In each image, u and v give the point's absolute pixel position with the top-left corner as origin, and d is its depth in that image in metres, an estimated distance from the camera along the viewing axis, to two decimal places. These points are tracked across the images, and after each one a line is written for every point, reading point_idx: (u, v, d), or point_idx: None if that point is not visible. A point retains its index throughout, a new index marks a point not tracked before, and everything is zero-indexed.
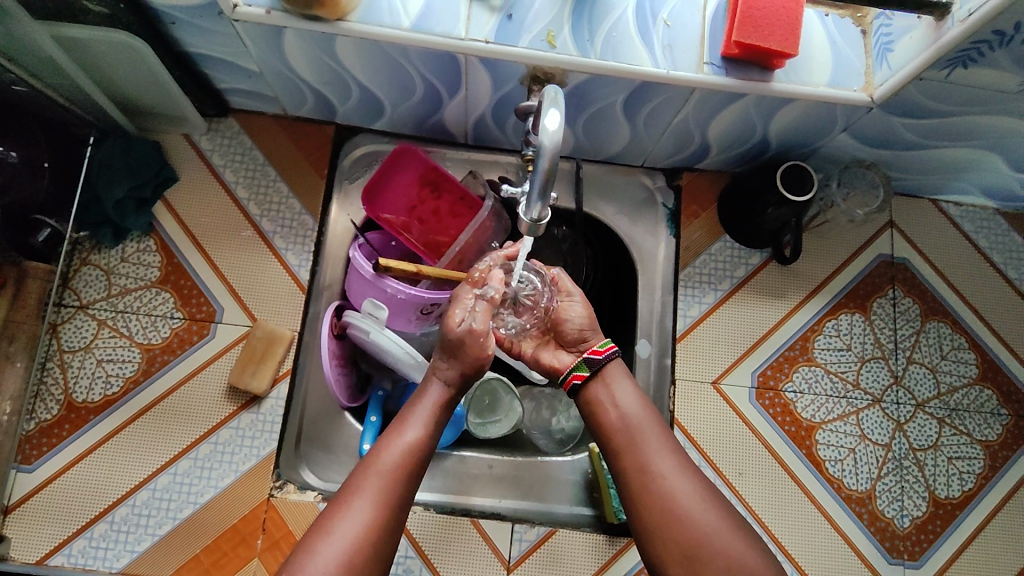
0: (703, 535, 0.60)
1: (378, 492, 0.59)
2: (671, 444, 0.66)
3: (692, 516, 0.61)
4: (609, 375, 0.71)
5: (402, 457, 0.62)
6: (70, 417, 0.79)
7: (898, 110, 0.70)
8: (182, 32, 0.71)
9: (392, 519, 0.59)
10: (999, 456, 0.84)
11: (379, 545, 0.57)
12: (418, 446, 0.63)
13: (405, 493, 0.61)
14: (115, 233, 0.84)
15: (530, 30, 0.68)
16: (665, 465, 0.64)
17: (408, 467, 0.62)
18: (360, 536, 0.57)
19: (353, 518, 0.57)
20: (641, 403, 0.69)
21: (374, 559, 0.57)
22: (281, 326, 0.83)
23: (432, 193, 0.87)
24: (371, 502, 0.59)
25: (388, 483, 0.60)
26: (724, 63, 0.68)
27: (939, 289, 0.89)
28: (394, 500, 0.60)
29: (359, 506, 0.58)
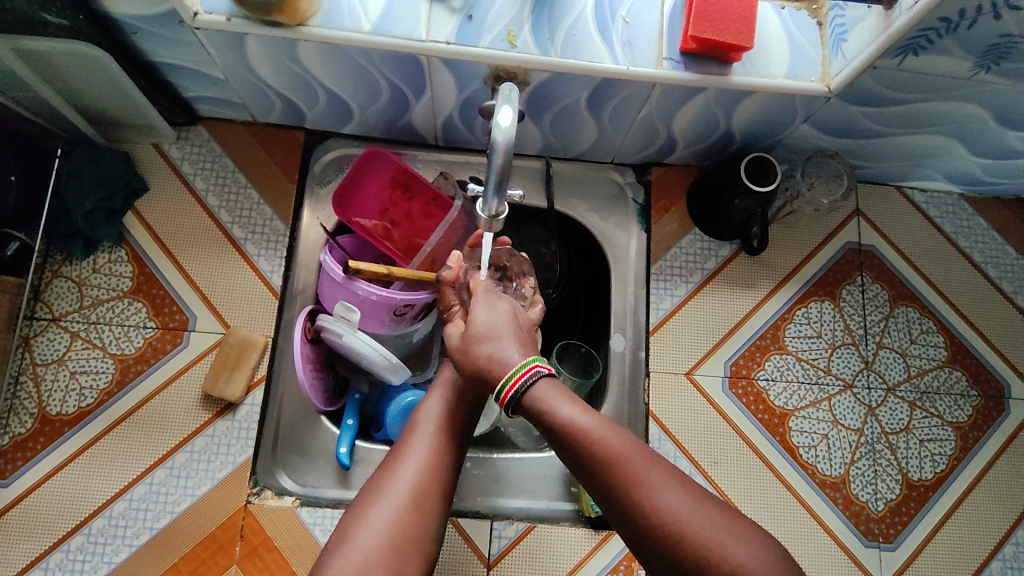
0: (699, 541, 0.52)
1: (427, 447, 0.65)
2: (639, 447, 0.57)
3: (679, 522, 0.53)
4: (539, 400, 0.61)
5: (442, 420, 0.68)
6: (44, 430, 0.79)
7: (856, 98, 0.71)
8: (144, 41, 0.71)
9: (444, 473, 0.64)
10: (970, 437, 0.86)
11: (436, 495, 0.61)
12: (455, 409, 0.69)
13: (451, 452, 0.66)
14: (86, 245, 0.83)
15: (490, 31, 0.69)
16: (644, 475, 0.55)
17: (448, 425, 0.67)
18: (416, 485, 0.61)
19: (407, 470, 0.62)
20: (592, 417, 0.59)
21: (431, 511, 0.60)
22: (255, 332, 0.83)
23: (404, 194, 0.88)
24: (424, 456, 0.64)
25: (434, 440, 0.66)
26: (683, 58, 0.69)
27: (906, 275, 0.90)
28: (443, 456, 0.65)
29: (411, 460, 0.63)
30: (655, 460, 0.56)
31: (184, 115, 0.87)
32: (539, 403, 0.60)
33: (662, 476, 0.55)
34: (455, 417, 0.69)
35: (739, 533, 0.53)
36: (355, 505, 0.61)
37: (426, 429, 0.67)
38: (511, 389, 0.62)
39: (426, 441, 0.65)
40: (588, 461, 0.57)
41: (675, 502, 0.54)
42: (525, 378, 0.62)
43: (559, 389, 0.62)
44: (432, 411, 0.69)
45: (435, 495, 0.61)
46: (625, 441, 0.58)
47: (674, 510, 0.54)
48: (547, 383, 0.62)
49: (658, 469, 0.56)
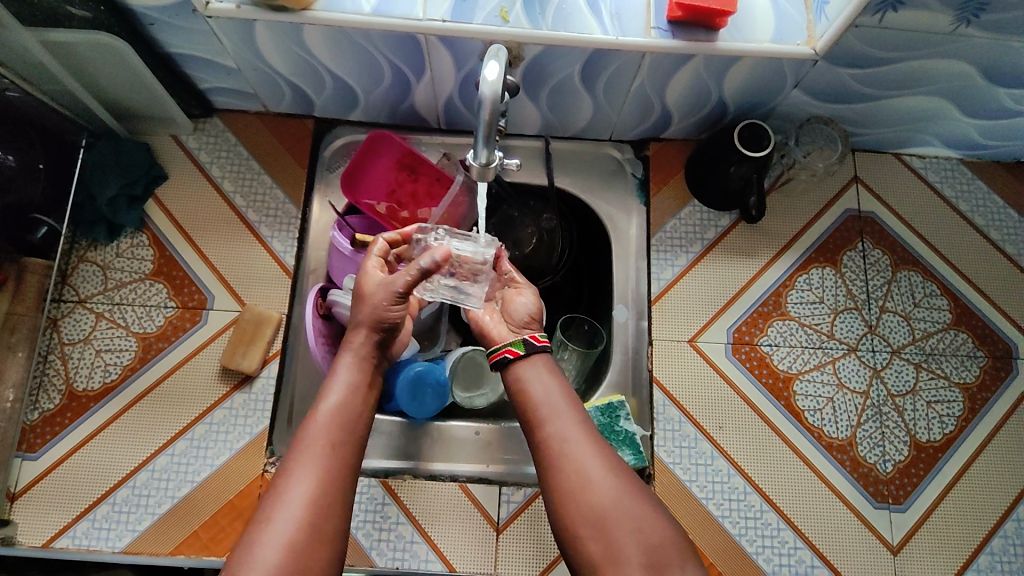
0: (602, 505, 0.59)
1: (317, 462, 0.60)
2: (574, 415, 0.66)
3: (594, 482, 0.61)
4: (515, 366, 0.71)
5: (328, 432, 0.62)
6: (71, 405, 0.83)
7: (842, 59, 0.73)
8: (161, 32, 0.76)
9: (336, 491, 0.59)
10: (979, 398, 0.85)
11: (331, 514, 0.58)
12: (346, 412, 0.65)
13: (342, 460, 0.61)
14: (110, 230, 0.88)
15: (484, 9, 0.72)
16: (574, 444, 0.63)
17: (337, 434, 0.63)
18: (307, 512, 0.57)
19: (294, 498, 0.57)
20: (557, 391, 0.68)
21: (327, 536, 0.57)
22: (270, 309, 0.87)
23: (410, 176, 0.91)
24: (309, 473, 0.59)
25: (324, 453, 0.61)
26: (670, 27, 0.72)
27: (909, 241, 0.90)
28: (334, 469, 0.60)
29: (297, 479, 0.59)
30: (583, 431, 0.65)
31: (201, 106, 0.91)
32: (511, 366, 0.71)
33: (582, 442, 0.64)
34: (347, 422, 0.64)
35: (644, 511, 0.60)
36: (244, 536, 0.56)
37: (310, 442, 0.61)
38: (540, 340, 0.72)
39: (316, 455, 0.60)
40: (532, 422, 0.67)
41: (594, 469, 0.61)
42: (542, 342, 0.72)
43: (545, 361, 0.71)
44: (316, 431, 0.62)
45: (329, 518, 0.58)
46: (568, 408, 0.67)
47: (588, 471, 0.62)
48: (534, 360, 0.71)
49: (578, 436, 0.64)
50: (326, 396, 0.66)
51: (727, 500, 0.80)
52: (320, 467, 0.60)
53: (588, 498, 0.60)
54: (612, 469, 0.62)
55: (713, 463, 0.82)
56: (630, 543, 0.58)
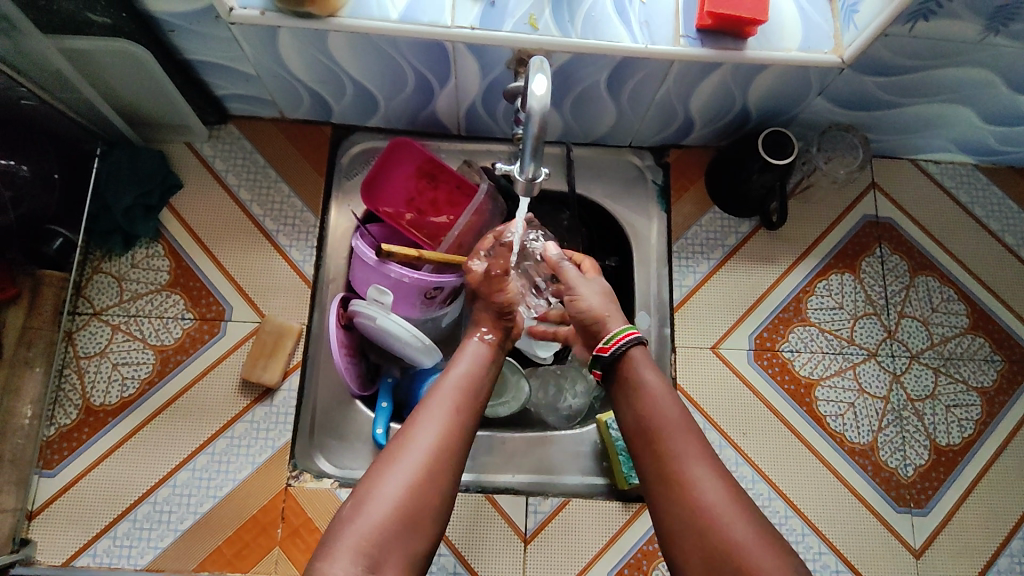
0: (728, 541, 0.57)
1: (445, 415, 0.65)
2: (696, 437, 0.65)
3: (711, 505, 0.60)
4: (633, 363, 0.71)
5: (459, 391, 0.68)
6: (89, 420, 0.81)
7: (868, 68, 0.73)
8: (180, 39, 0.74)
9: (461, 443, 0.64)
10: (996, 401, 0.86)
11: (454, 457, 0.62)
12: (472, 380, 0.70)
13: (469, 419, 0.66)
14: (125, 241, 0.86)
15: (512, 16, 0.71)
16: (694, 465, 0.63)
17: (469, 395, 0.68)
18: (435, 451, 0.61)
19: (429, 431, 0.63)
20: (674, 407, 0.67)
21: (448, 477, 0.61)
22: (290, 320, 0.85)
23: (430, 183, 0.90)
24: (441, 423, 0.64)
25: (452, 410, 0.66)
26: (699, 35, 0.72)
27: (926, 246, 0.91)
28: (462, 421, 0.65)
29: (431, 424, 0.63)
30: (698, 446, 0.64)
31: (216, 113, 0.90)
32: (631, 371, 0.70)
33: (709, 471, 0.62)
34: (474, 389, 0.69)
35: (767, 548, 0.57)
36: (376, 463, 0.61)
37: (445, 394, 0.67)
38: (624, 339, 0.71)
39: (444, 409, 0.65)
40: (655, 439, 0.65)
41: (711, 490, 0.60)
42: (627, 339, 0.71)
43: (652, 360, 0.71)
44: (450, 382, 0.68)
45: (452, 462, 0.62)
46: (677, 418, 0.66)
47: (714, 502, 0.60)
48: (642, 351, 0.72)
49: (707, 465, 0.62)
50: (456, 364, 0.71)
51: None
52: (449, 417, 0.64)
53: (712, 528, 0.58)
54: (736, 504, 0.60)
55: (738, 470, 0.82)
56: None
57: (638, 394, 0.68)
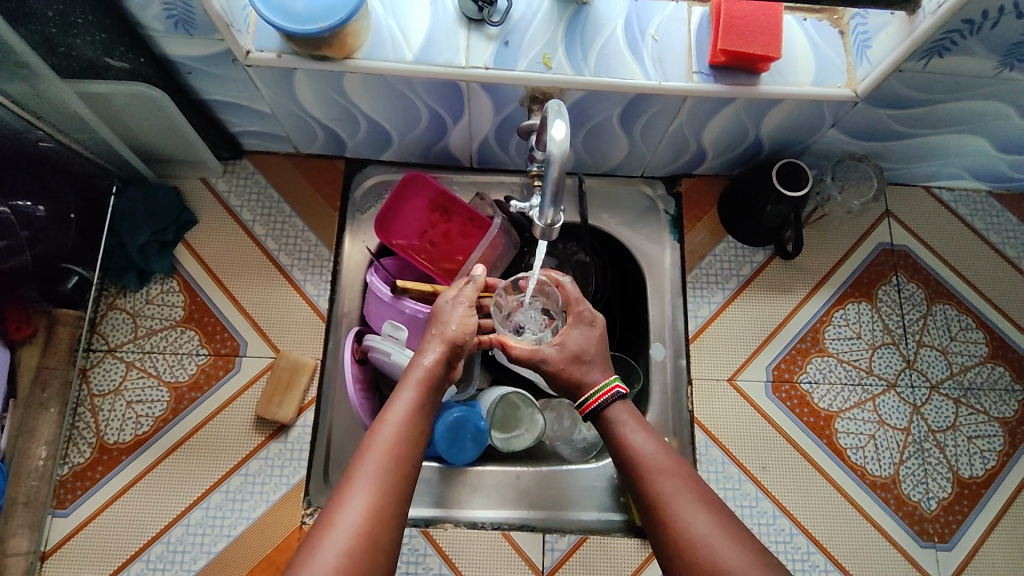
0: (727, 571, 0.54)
1: (378, 477, 0.56)
2: (690, 482, 0.61)
3: (708, 544, 0.56)
4: (613, 421, 0.67)
5: (395, 439, 0.59)
6: (102, 459, 0.81)
7: (883, 102, 0.73)
8: (198, 80, 0.75)
9: (394, 507, 0.56)
10: (1019, 432, 0.85)
11: (391, 524, 0.55)
12: (411, 424, 0.61)
13: (403, 478, 0.58)
14: (140, 277, 0.86)
15: (526, 55, 0.72)
16: (682, 503, 0.59)
17: (404, 449, 0.59)
18: (367, 522, 0.53)
19: (357, 502, 0.54)
20: (658, 447, 0.64)
21: (386, 544, 0.54)
22: (304, 355, 0.85)
23: (442, 216, 0.90)
24: (371, 487, 0.55)
25: (387, 468, 0.57)
26: (712, 72, 0.72)
27: (942, 274, 0.91)
28: (397, 484, 0.57)
29: (360, 489, 0.55)
30: (686, 485, 0.60)
31: (231, 149, 0.90)
32: (612, 426, 0.67)
33: (694, 500, 0.59)
34: (412, 437, 0.60)
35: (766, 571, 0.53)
36: (306, 538, 0.53)
37: (379, 449, 0.58)
38: (601, 396, 0.68)
39: (378, 466, 0.57)
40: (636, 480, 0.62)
41: (705, 528, 0.57)
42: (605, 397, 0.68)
43: (632, 412, 0.68)
44: (386, 433, 0.59)
45: (387, 528, 0.54)
46: (667, 460, 0.62)
47: (704, 532, 0.56)
48: (623, 405, 0.68)
49: (690, 496, 0.59)
50: (391, 407, 0.62)
51: (773, 542, 0.80)
52: (381, 478, 0.56)
53: (705, 559, 0.55)
54: (727, 533, 0.56)
55: (757, 505, 0.81)
56: None
57: (619, 446, 0.65)
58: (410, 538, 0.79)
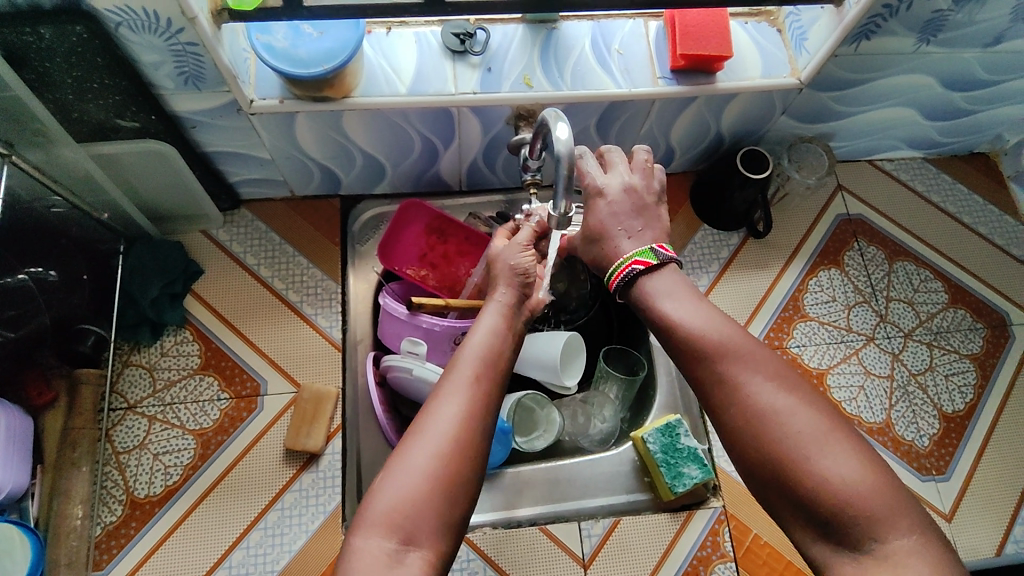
0: (799, 445, 0.51)
1: (469, 385, 0.58)
2: (757, 352, 0.56)
3: (779, 415, 0.53)
4: (650, 291, 0.63)
5: (482, 357, 0.62)
6: (135, 514, 0.81)
7: (824, 86, 0.83)
8: (202, 133, 0.79)
9: (482, 417, 0.57)
10: (988, 364, 0.94)
11: (485, 427, 0.57)
12: (496, 348, 0.63)
13: (494, 389, 0.60)
14: (153, 331, 0.88)
15: (508, 78, 0.79)
16: (750, 375, 0.55)
17: (489, 368, 0.61)
18: (460, 427, 0.55)
19: (450, 405, 0.56)
20: (710, 317, 0.59)
21: (481, 444, 0.56)
22: (326, 385, 0.88)
23: (440, 239, 0.96)
24: (464, 394, 0.58)
25: (477, 379, 0.59)
26: (674, 75, 0.81)
27: (896, 235, 1.01)
28: (488, 393, 0.59)
29: (453, 397, 0.57)
30: (753, 351, 0.56)
31: (230, 200, 0.94)
32: (651, 296, 0.63)
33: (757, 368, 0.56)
34: (494, 359, 0.62)
35: (831, 448, 0.50)
36: (399, 445, 0.55)
37: (468, 365, 0.60)
38: (624, 271, 0.65)
39: (467, 380, 0.59)
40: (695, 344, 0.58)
41: (778, 402, 0.53)
42: (632, 270, 0.64)
43: (666, 282, 0.63)
44: (472, 349, 0.62)
45: (481, 430, 0.56)
46: (728, 330, 0.58)
47: (776, 408, 0.53)
48: (658, 276, 0.64)
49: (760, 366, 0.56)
50: (475, 333, 0.65)
51: None
52: (472, 390, 0.58)
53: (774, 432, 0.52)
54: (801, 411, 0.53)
55: None
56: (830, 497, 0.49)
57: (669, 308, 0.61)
58: None
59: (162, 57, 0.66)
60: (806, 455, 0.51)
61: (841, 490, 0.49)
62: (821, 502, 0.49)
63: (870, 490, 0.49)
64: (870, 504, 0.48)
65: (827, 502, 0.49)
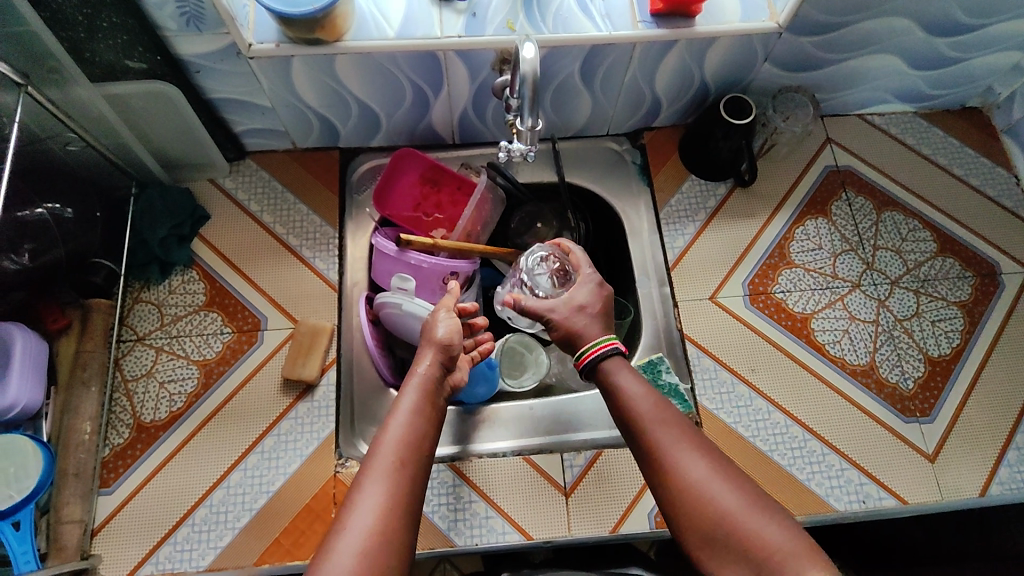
0: (724, 508, 0.60)
1: (385, 476, 0.62)
2: (684, 431, 0.67)
3: (703, 482, 0.62)
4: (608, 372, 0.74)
5: (400, 443, 0.65)
6: (141, 437, 0.86)
7: (803, 30, 0.85)
8: (205, 79, 0.85)
9: (405, 495, 0.62)
10: (976, 311, 0.94)
11: (403, 517, 0.60)
12: (413, 434, 0.67)
13: (412, 477, 0.63)
14: (162, 269, 0.94)
15: (492, 22, 0.84)
16: (680, 449, 0.65)
17: (409, 452, 0.65)
18: (379, 521, 0.59)
19: (368, 500, 0.60)
20: (650, 396, 0.70)
21: (401, 537, 0.59)
22: (321, 321, 0.92)
23: (433, 188, 1.00)
24: (380, 488, 0.61)
25: (394, 469, 0.63)
26: (654, 20, 0.84)
27: (885, 185, 1.01)
28: (406, 482, 0.62)
29: (371, 492, 0.61)
30: (680, 429, 0.67)
31: (235, 149, 0.99)
32: (606, 376, 0.74)
33: (686, 444, 0.65)
34: (413, 443, 0.66)
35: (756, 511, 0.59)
36: (325, 541, 0.59)
37: (383, 457, 0.64)
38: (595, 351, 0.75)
39: (386, 471, 0.62)
40: (634, 428, 0.69)
41: (702, 471, 0.63)
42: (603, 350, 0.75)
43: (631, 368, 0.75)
44: (389, 440, 0.65)
45: (400, 522, 0.60)
46: (664, 412, 0.69)
47: (701, 477, 0.62)
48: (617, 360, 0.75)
49: (684, 444, 0.65)
50: (391, 419, 0.68)
51: (772, 435, 0.86)
52: (389, 482, 0.62)
53: (706, 503, 0.61)
54: (721, 478, 0.62)
55: (753, 403, 0.88)
56: (755, 551, 0.57)
57: (615, 394, 0.72)
58: (439, 472, 0.84)
59: None
60: (737, 517, 0.59)
61: (765, 542, 0.57)
62: (753, 555, 0.58)
63: (789, 544, 0.57)
64: (789, 549, 0.57)
65: (755, 555, 0.57)
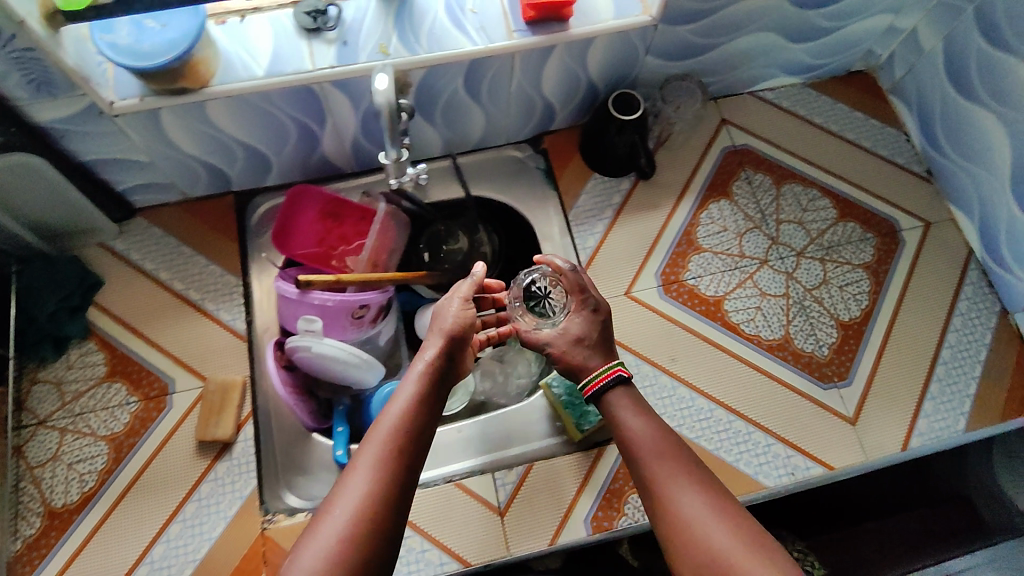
0: (715, 548, 0.59)
1: (376, 461, 0.61)
2: (684, 467, 0.66)
3: (699, 521, 0.61)
4: (612, 404, 0.73)
5: (398, 427, 0.64)
6: (53, 524, 0.82)
7: (677, 19, 0.85)
8: (71, 143, 0.81)
9: (394, 479, 0.60)
10: (880, 271, 0.96)
11: (389, 501, 0.59)
12: (412, 417, 0.65)
13: (405, 461, 0.62)
14: (56, 345, 0.89)
15: (365, 48, 0.81)
16: (677, 486, 0.64)
17: (407, 435, 0.63)
18: (364, 504, 0.58)
19: (356, 483, 0.59)
20: (652, 430, 0.70)
21: (385, 522, 0.58)
22: (231, 375, 0.90)
23: (334, 222, 0.97)
24: (370, 471, 0.60)
25: (387, 454, 0.62)
26: (529, 27, 0.82)
27: (782, 158, 1.03)
28: (396, 467, 0.61)
29: (360, 474, 0.60)
30: (678, 467, 0.66)
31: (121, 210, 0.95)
32: (611, 407, 0.73)
33: (684, 479, 0.64)
34: (412, 427, 0.64)
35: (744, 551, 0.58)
36: (308, 528, 0.58)
37: (378, 440, 0.62)
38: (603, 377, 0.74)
39: (377, 454, 0.61)
40: (635, 459, 0.68)
41: (697, 510, 0.61)
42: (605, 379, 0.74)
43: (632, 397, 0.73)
44: (385, 424, 0.64)
45: (388, 506, 0.59)
46: (664, 448, 0.68)
47: (696, 516, 0.61)
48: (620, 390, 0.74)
49: (683, 478, 0.64)
50: (391, 406, 0.66)
51: (698, 421, 0.87)
52: (380, 465, 0.60)
53: (698, 541, 0.60)
54: (715, 514, 0.61)
55: (676, 393, 0.88)
56: None
57: (618, 428, 0.71)
58: None
59: (7, 66, 0.68)
60: (723, 557, 0.58)
61: None
62: None
63: None
64: None
65: None
